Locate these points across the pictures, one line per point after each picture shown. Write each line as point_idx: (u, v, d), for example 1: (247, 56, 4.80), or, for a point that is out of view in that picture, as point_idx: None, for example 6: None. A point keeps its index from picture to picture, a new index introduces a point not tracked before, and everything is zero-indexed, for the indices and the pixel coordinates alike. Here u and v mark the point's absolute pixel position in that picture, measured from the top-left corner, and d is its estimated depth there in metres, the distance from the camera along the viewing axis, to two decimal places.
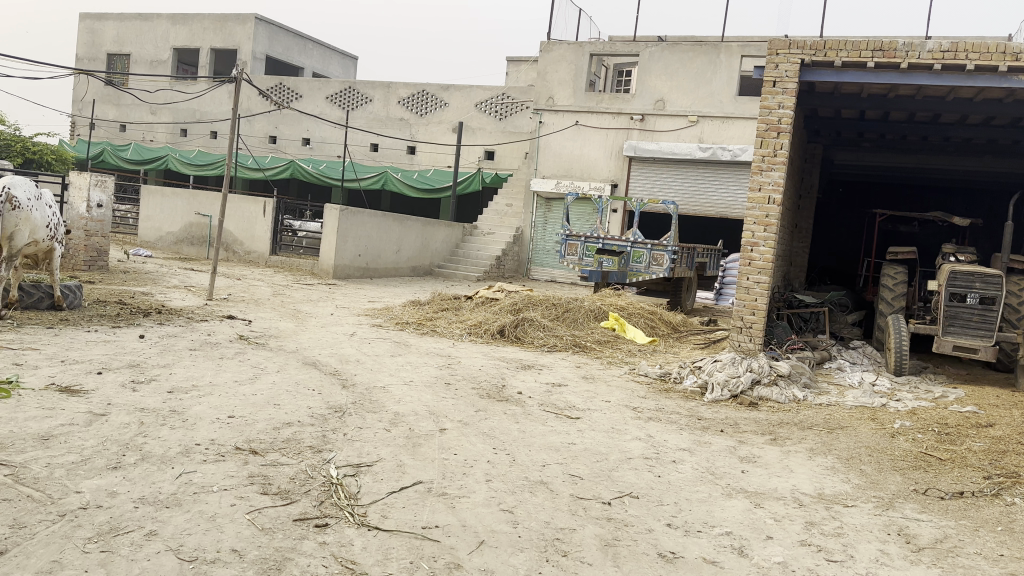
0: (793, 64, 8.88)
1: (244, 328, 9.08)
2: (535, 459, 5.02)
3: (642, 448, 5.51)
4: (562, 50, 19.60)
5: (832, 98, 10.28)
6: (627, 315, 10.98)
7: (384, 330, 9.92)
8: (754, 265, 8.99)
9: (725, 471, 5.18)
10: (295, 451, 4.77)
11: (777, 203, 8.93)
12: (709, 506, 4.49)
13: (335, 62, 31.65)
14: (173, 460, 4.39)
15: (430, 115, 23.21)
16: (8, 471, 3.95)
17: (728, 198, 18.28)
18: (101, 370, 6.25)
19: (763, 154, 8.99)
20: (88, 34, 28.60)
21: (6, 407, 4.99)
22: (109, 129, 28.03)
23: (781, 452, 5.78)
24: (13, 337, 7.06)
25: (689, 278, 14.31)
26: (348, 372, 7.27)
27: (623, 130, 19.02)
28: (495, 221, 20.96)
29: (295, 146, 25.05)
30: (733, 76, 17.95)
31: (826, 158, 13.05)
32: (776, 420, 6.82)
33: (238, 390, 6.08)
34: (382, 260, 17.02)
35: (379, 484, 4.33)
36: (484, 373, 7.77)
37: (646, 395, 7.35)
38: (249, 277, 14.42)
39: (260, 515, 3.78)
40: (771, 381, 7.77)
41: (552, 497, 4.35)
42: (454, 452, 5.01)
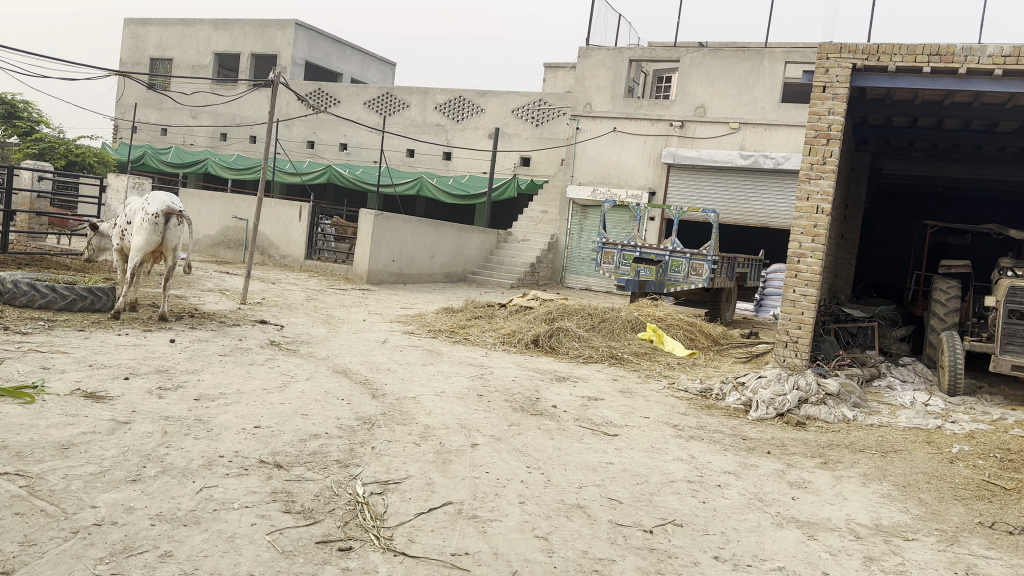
0: (844, 68, 8.51)
1: (276, 333, 8.96)
2: (571, 479, 4.75)
3: (685, 470, 5.22)
4: (600, 56, 19.33)
5: (884, 105, 9.89)
6: (665, 326, 10.63)
7: (416, 337, 9.73)
8: (801, 277, 8.61)
9: (774, 498, 4.86)
10: (321, 465, 4.58)
11: (827, 213, 8.56)
12: (759, 536, 4.19)
13: (373, 68, 31.72)
14: (194, 473, 4.21)
15: (466, 121, 23.09)
16: (23, 483, 3.79)
17: (770, 207, 17.83)
18: (128, 376, 6.13)
19: (812, 162, 8.64)
20: (131, 39, 29.05)
21: (30, 412, 4.87)
22: (151, 133, 28.41)
23: (833, 478, 5.45)
24: (42, 340, 6.98)
25: (729, 289, 13.90)
26: (378, 381, 7.08)
27: (662, 137, 18.67)
28: (530, 228, 20.73)
29: (332, 151, 25.07)
30: (777, 82, 17.54)
31: (874, 168, 12.63)
32: (826, 442, 6.46)
33: (266, 399, 5.91)
34: (415, 266, 16.89)
35: (407, 505, 4.11)
36: (517, 384, 7.51)
37: (687, 412, 7.05)
38: (283, 282, 14.34)
39: (281, 536, 3.57)
40: (819, 400, 7.41)
41: (590, 523, 4.08)
42: (486, 470, 4.77)
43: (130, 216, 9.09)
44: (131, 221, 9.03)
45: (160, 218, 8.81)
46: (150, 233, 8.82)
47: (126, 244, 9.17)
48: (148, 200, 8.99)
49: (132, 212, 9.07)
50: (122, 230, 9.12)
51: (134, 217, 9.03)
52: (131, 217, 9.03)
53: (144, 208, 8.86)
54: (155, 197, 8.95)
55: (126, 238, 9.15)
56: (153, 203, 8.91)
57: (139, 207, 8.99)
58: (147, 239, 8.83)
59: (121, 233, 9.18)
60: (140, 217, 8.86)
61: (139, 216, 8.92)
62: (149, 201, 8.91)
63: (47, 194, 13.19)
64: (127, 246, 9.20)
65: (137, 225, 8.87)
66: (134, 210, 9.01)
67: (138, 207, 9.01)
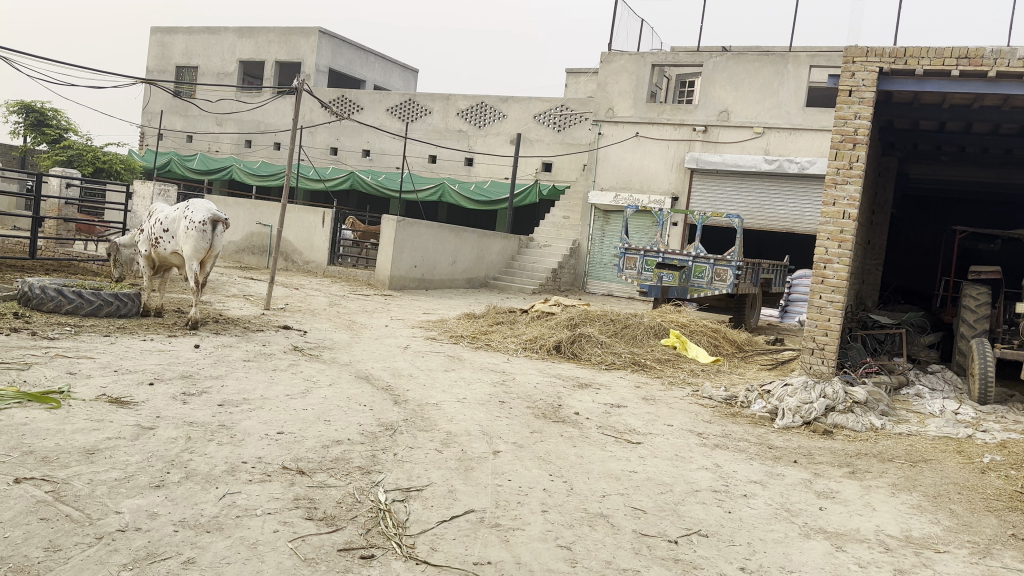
0: (871, 72, 8.40)
1: (299, 339, 8.99)
2: (594, 488, 4.70)
3: (710, 479, 5.15)
4: (623, 61, 19.28)
5: (911, 109, 9.76)
6: (689, 332, 10.53)
7: (438, 343, 9.72)
8: (828, 282, 8.49)
9: (801, 508, 4.78)
10: (343, 472, 4.57)
11: (853, 218, 8.45)
12: (786, 548, 4.12)
13: (396, 75, 31.87)
14: (218, 479, 4.22)
15: (488, 127, 23.12)
16: (49, 488, 3.81)
17: (795, 212, 17.65)
18: (153, 381, 6.17)
19: (838, 166, 8.53)
20: (158, 47, 29.45)
21: (56, 417, 4.90)
22: (176, 140, 28.76)
23: (861, 488, 5.35)
24: (69, 345, 7.06)
25: (754, 295, 13.77)
26: (400, 387, 7.07)
27: (685, 142, 18.56)
28: (552, 233, 20.71)
29: (355, 157, 25.21)
30: (801, 86, 17.38)
31: (902, 172, 12.47)
32: (854, 451, 6.35)
33: (289, 405, 5.92)
34: (437, 272, 16.92)
35: (429, 512, 4.08)
36: (540, 391, 7.46)
37: (711, 420, 6.97)
38: (306, 287, 14.42)
39: (304, 543, 3.56)
40: (846, 409, 7.30)
41: (614, 533, 4.03)
42: (509, 478, 4.73)
43: (168, 223, 8.93)
44: (171, 229, 8.90)
45: (208, 227, 8.77)
46: (199, 242, 8.78)
47: (164, 251, 9.04)
48: (189, 208, 8.87)
49: (171, 220, 8.91)
50: (160, 238, 8.97)
51: (174, 225, 8.89)
52: (171, 225, 8.89)
53: (190, 216, 8.76)
54: (197, 205, 8.84)
55: (164, 246, 9.03)
56: (197, 211, 8.80)
57: (180, 215, 8.85)
58: (196, 247, 8.78)
59: (157, 240, 9.03)
60: (185, 225, 8.77)
61: (183, 225, 8.81)
62: (193, 209, 8.81)
63: (75, 200, 13.36)
64: (165, 253, 9.08)
65: (183, 234, 8.78)
66: (173, 218, 8.86)
67: (178, 215, 8.87)
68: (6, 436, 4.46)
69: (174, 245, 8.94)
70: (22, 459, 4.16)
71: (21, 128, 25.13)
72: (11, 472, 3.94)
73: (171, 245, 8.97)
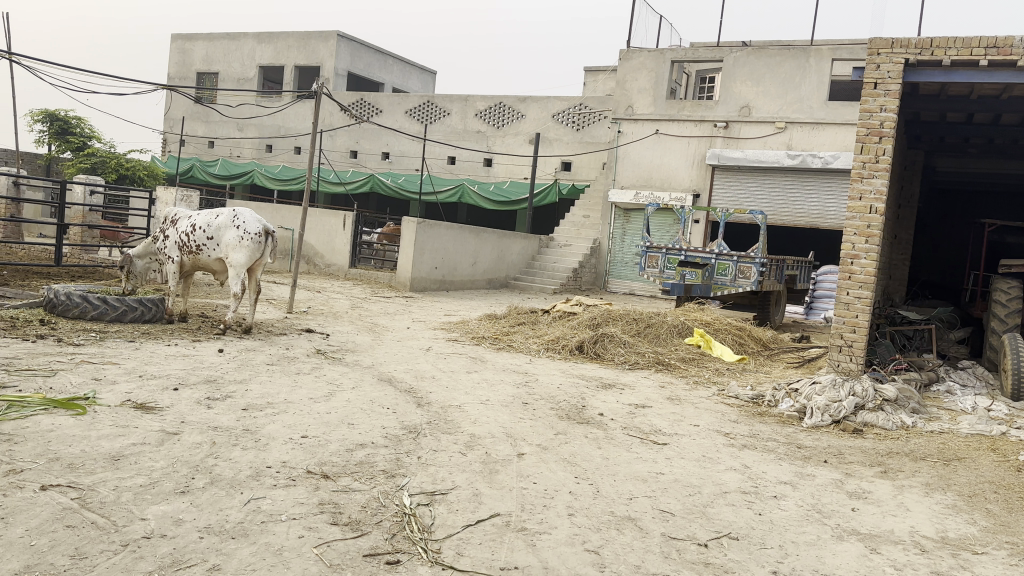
0: (896, 64, 8.26)
1: (322, 342, 9.00)
2: (620, 490, 4.63)
3: (739, 480, 5.06)
4: (641, 58, 19.17)
5: (937, 101, 9.59)
6: (713, 330, 10.41)
7: (460, 345, 9.69)
8: (855, 278, 8.35)
9: (834, 509, 4.68)
10: (368, 476, 4.54)
11: (881, 213, 8.30)
12: (819, 550, 4.03)
13: (414, 77, 31.89)
14: (242, 484, 4.20)
15: (507, 127, 23.09)
16: (75, 495, 3.82)
17: (819, 207, 17.43)
18: (177, 386, 6.18)
19: (864, 160, 8.39)
20: (179, 54, 29.74)
21: (81, 424, 4.92)
22: (198, 145, 29.01)
23: (894, 488, 5.23)
24: (95, 351, 7.10)
25: (778, 292, 13.61)
26: (423, 389, 7.03)
27: (706, 138, 18.40)
28: (572, 232, 20.62)
29: (375, 160, 25.27)
30: (824, 80, 17.16)
31: (928, 166, 12.28)
32: (885, 450, 6.23)
33: (313, 409, 5.90)
34: (458, 273, 16.91)
35: (454, 516, 4.04)
36: (563, 392, 7.40)
37: (738, 419, 6.87)
38: (328, 290, 14.45)
39: (329, 549, 3.53)
40: (876, 407, 7.18)
41: (642, 537, 3.97)
42: (534, 481, 4.68)
43: (212, 231, 8.89)
44: (217, 237, 8.87)
45: (262, 237, 8.97)
46: (253, 251, 8.94)
47: (206, 258, 8.99)
48: (237, 217, 8.94)
49: (216, 228, 8.87)
50: (203, 245, 8.91)
51: (221, 233, 8.88)
52: (217, 233, 8.87)
53: (242, 226, 8.87)
54: (247, 215, 8.95)
55: (206, 253, 8.97)
56: (247, 220, 8.92)
57: (227, 224, 8.87)
58: (249, 257, 8.92)
59: (199, 248, 8.94)
60: (238, 235, 8.84)
61: (233, 234, 8.86)
62: (245, 219, 8.90)
63: (99, 207, 13.47)
64: (205, 259, 9.02)
65: (235, 243, 8.84)
66: (221, 226, 8.86)
67: (225, 223, 8.87)
68: (32, 443, 4.47)
69: (218, 253, 8.93)
70: (49, 466, 4.17)
71: (46, 136, 25.48)
72: (38, 479, 3.95)
73: (214, 252, 8.94)
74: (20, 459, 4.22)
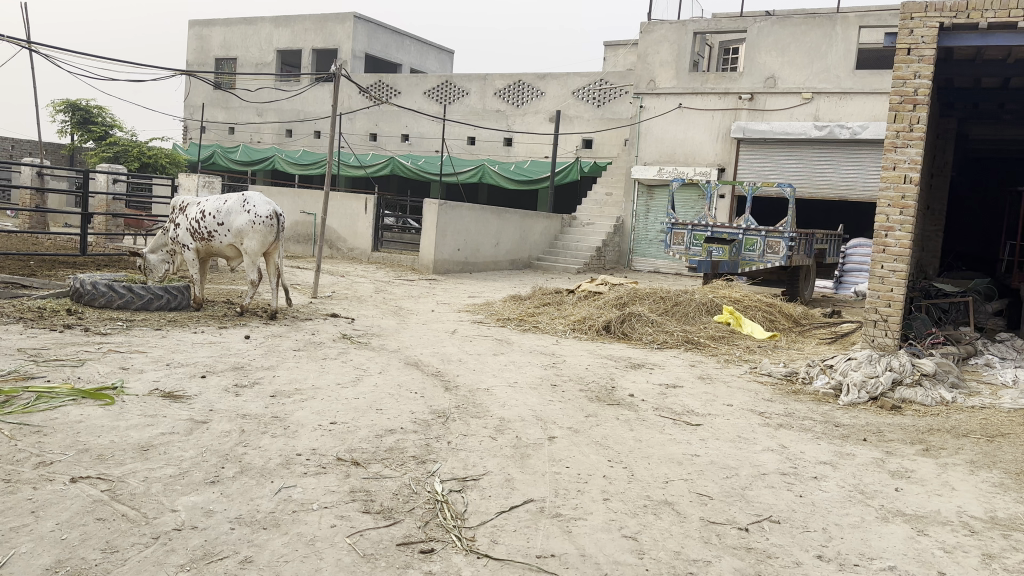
0: (930, 28, 7.97)
1: (347, 326, 8.95)
2: (656, 474, 4.52)
3: (778, 461, 4.92)
4: (663, 30, 18.81)
5: (973, 66, 9.29)
6: (743, 307, 10.23)
7: (486, 327, 9.60)
8: (889, 251, 8.14)
9: (877, 490, 4.54)
10: (399, 462, 4.47)
11: (915, 182, 8.05)
12: (865, 533, 3.90)
13: (432, 57, 31.59)
14: (273, 473, 4.15)
15: (527, 106, 22.87)
16: (105, 487, 3.78)
17: (848, 179, 17.07)
18: (205, 373, 6.15)
19: (898, 129, 8.12)
20: (197, 40, 29.76)
21: (109, 414, 4.89)
22: (219, 132, 29.07)
23: (937, 466, 5.08)
24: (121, 340, 7.09)
25: (808, 267, 13.36)
26: (451, 372, 6.96)
27: (730, 111, 18.06)
28: (594, 211, 20.41)
29: (394, 142, 25.12)
30: (851, 48, 16.75)
31: (961, 134, 11.91)
32: (925, 427, 6.05)
33: (340, 394, 5.84)
34: (480, 254, 16.80)
35: (487, 503, 3.96)
36: (592, 372, 7.31)
37: (772, 398, 6.73)
38: (352, 274, 14.43)
39: (362, 538, 3.46)
40: (914, 382, 6.99)
41: (680, 521, 3.86)
42: (567, 465, 4.58)
43: (223, 216, 8.79)
44: (228, 223, 8.78)
45: (273, 220, 8.88)
46: (266, 235, 8.86)
47: (219, 245, 8.91)
48: (246, 201, 8.81)
49: (226, 213, 8.77)
50: (215, 232, 8.83)
51: (232, 218, 8.77)
52: (227, 218, 8.76)
53: (252, 211, 8.76)
54: (257, 199, 8.83)
55: (218, 239, 8.89)
56: (257, 204, 8.80)
57: (237, 209, 8.76)
58: (262, 241, 8.86)
59: (211, 234, 8.86)
60: (249, 220, 8.75)
61: (244, 220, 8.76)
62: (255, 203, 8.79)
63: (123, 196, 13.50)
64: (219, 246, 8.95)
65: (247, 229, 8.76)
66: (231, 212, 8.76)
67: (235, 208, 8.76)
68: (61, 435, 4.45)
69: (231, 239, 8.85)
70: (78, 457, 4.14)
71: (68, 127, 25.63)
72: (67, 471, 3.92)
73: (226, 238, 8.86)
74: (50, 450, 4.20)
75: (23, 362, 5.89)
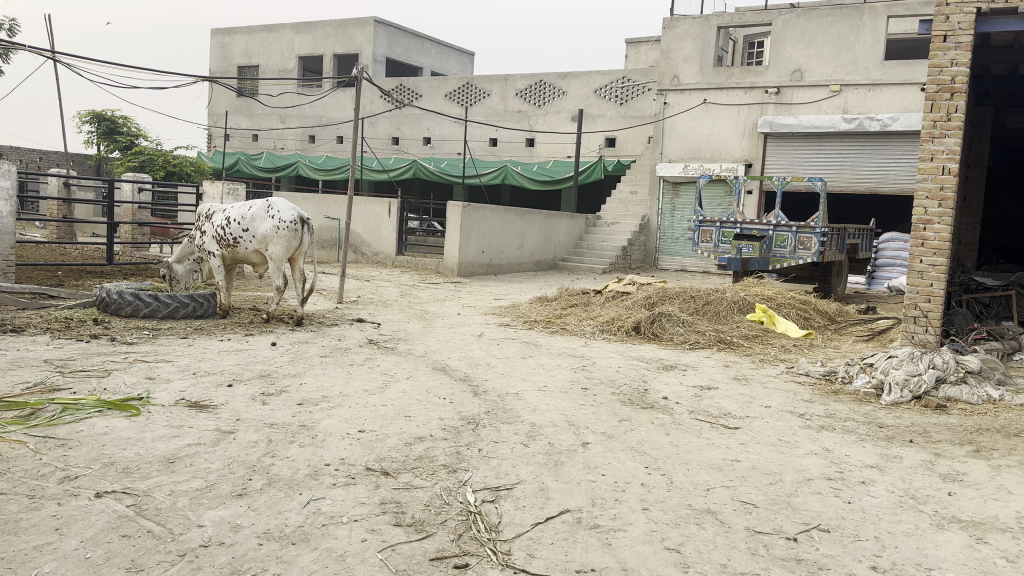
0: (967, 13, 7.70)
1: (373, 331, 8.85)
2: (696, 481, 4.35)
3: (823, 466, 4.73)
4: (686, 25, 18.57)
5: (1011, 53, 9.00)
6: (776, 305, 9.99)
7: (513, 329, 9.46)
8: (928, 245, 7.88)
9: (929, 494, 4.33)
10: (429, 471, 4.34)
11: (954, 173, 7.78)
12: (920, 541, 3.70)
13: (453, 60, 31.53)
14: (301, 484, 4.03)
15: (548, 105, 22.72)
16: (130, 502, 3.69)
17: (879, 171, 16.70)
18: (232, 382, 6.07)
19: (935, 119, 7.85)
20: (219, 49, 29.96)
21: (135, 425, 4.82)
22: (242, 139, 29.24)
23: (990, 468, 4.84)
24: (147, 350, 7.04)
25: (840, 263, 13.07)
26: (479, 377, 6.83)
27: (756, 106, 17.78)
28: (619, 210, 20.20)
29: (417, 146, 25.07)
30: (879, 39, 16.40)
31: (997, 123, 11.55)
32: (974, 426, 5.81)
33: (369, 401, 5.74)
34: (505, 255, 16.68)
35: (522, 513, 3.81)
36: (623, 375, 7.13)
37: (812, 399, 6.51)
38: (376, 278, 14.37)
39: (394, 553, 3.33)
40: (959, 380, 6.73)
41: (725, 532, 3.69)
42: (602, 473, 4.42)
43: (247, 223, 8.73)
44: (253, 229, 8.72)
45: (298, 225, 8.80)
46: (290, 241, 8.78)
47: (244, 251, 8.84)
48: (271, 207, 8.75)
49: (250, 219, 8.71)
50: (240, 238, 8.76)
51: (256, 224, 8.71)
52: (252, 224, 8.70)
53: (277, 216, 8.70)
54: (281, 204, 8.79)
55: (243, 245, 8.83)
56: (282, 210, 8.76)
57: (262, 215, 8.70)
58: (287, 247, 8.78)
59: (236, 240, 8.80)
60: (273, 226, 8.69)
61: (269, 225, 8.70)
62: (279, 208, 8.74)
63: (148, 205, 13.54)
64: (244, 252, 8.87)
65: (271, 234, 8.69)
66: (255, 218, 8.70)
67: (260, 214, 8.70)
68: (87, 448, 4.37)
69: (256, 245, 8.78)
70: (104, 471, 4.06)
71: (94, 137, 25.91)
72: (92, 486, 3.84)
73: (251, 244, 8.79)
74: (75, 464, 4.12)
75: (49, 374, 5.86)
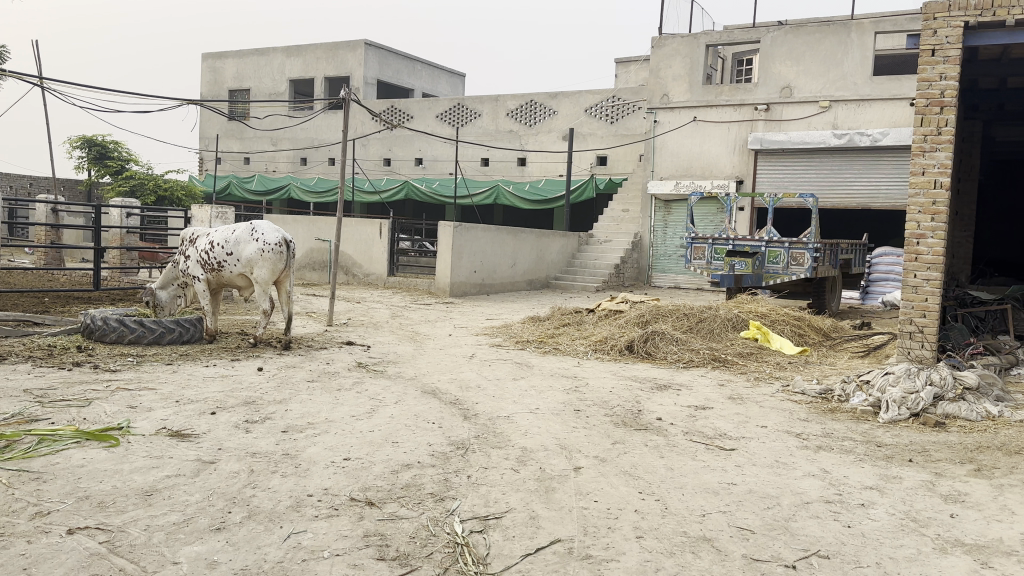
0: (955, 27, 7.68)
1: (362, 354, 8.72)
2: (691, 506, 4.23)
3: (821, 488, 4.60)
4: (675, 44, 18.62)
5: (1000, 66, 8.97)
6: (770, 321, 9.89)
7: (504, 350, 9.34)
8: (922, 260, 7.81)
9: (930, 517, 4.21)
10: (415, 500, 4.20)
11: (945, 187, 7.72)
12: (923, 567, 3.57)
13: (443, 81, 31.62)
14: (282, 517, 3.89)
15: (539, 125, 22.73)
16: (103, 538, 3.55)
17: (871, 186, 16.69)
18: (215, 410, 5.92)
19: (925, 133, 7.82)
20: (210, 73, 29.97)
21: (113, 457, 4.67)
22: (234, 162, 29.20)
23: (992, 488, 4.72)
24: (131, 377, 6.90)
25: (833, 278, 13.01)
26: (469, 400, 6.69)
27: (746, 123, 17.79)
28: (611, 228, 20.15)
29: (408, 166, 25.04)
30: (867, 55, 16.46)
31: (987, 136, 11.53)
32: (973, 444, 5.70)
33: (355, 427, 5.61)
34: (498, 275, 16.58)
35: (511, 544, 3.69)
36: (616, 396, 7.00)
37: (808, 418, 6.40)
38: (368, 300, 14.25)
39: None
40: (957, 396, 6.63)
41: (721, 560, 3.56)
42: (595, 500, 4.29)
43: (231, 246, 8.62)
44: (238, 252, 8.61)
45: (283, 247, 8.70)
46: (276, 263, 8.69)
47: (228, 274, 8.72)
48: (254, 229, 8.65)
49: (235, 242, 8.60)
50: (224, 261, 8.64)
51: (241, 247, 8.60)
52: (237, 248, 8.59)
53: (261, 239, 8.60)
54: (266, 227, 8.69)
55: (228, 269, 8.70)
56: (266, 232, 8.66)
57: (246, 238, 8.60)
58: (273, 269, 8.69)
59: (220, 264, 8.67)
60: (257, 248, 8.58)
61: (254, 248, 8.60)
62: (263, 230, 8.64)
63: (137, 229, 13.39)
64: (228, 276, 8.75)
65: (256, 257, 8.58)
66: (239, 241, 8.59)
67: (244, 237, 8.60)
68: (61, 481, 4.23)
69: (240, 269, 8.65)
70: (78, 505, 3.92)
71: (84, 162, 25.81)
72: (64, 522, 3.70)
73: (236, 268, 8.68)
74: (48, 499, 3.98)
75: (27, 404, 5.70)
